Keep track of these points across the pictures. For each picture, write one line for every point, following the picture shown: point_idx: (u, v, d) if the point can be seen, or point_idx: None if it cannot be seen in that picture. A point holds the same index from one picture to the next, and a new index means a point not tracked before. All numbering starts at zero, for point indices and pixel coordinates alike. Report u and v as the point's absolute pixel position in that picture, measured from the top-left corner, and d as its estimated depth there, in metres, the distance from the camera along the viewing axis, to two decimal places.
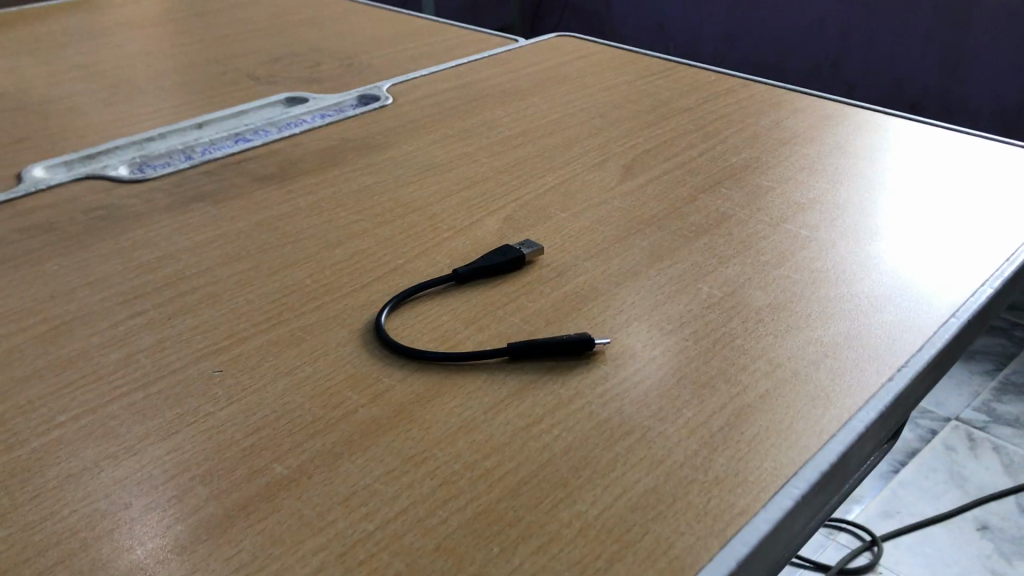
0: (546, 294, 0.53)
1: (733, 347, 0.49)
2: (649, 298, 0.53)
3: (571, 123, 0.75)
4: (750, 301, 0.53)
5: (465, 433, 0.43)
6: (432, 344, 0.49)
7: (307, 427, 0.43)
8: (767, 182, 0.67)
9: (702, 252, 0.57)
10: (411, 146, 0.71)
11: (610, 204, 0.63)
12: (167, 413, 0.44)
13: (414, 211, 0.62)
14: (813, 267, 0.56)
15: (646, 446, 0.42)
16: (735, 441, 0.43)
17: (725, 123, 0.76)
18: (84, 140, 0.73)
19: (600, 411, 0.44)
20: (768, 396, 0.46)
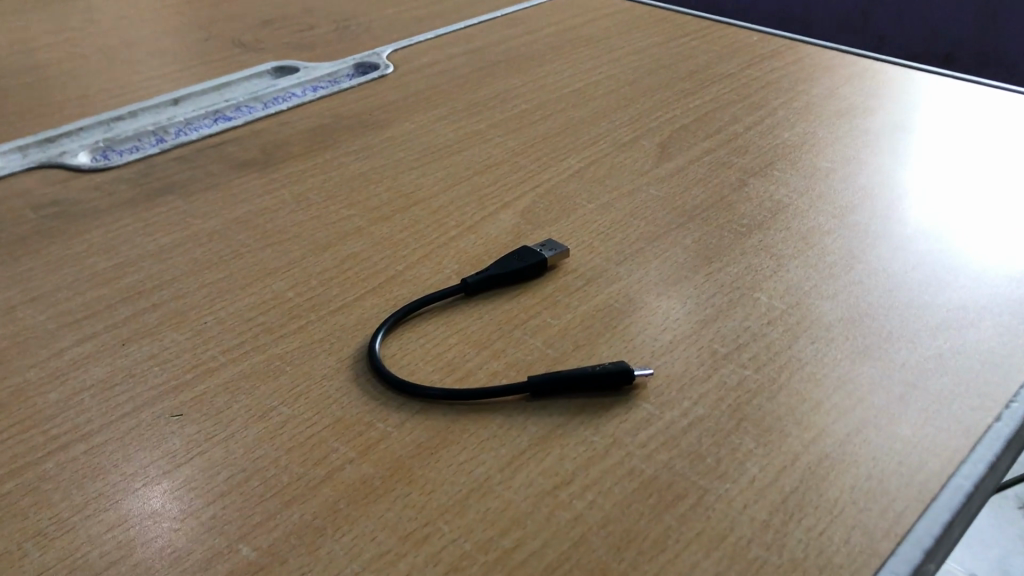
0: (573, 307, 0.45)
1: (802, 376, 0.40)
2: (697, 311, 0.44)
3: (597, 93, 0.66)
4: (818, 315, 0.44)
5: (477, 501, 0.34)
6: (437, 377, 0.40)
7: (282, 491, 0.35)
8: (827, 162, 0.57)
9: (756, 252, 0.49)
10: (414, 123, 0.62)
11: (646, 192, 0.54)
12: (111, 474, 0.36)
13: (416, 203, 0.53)
14: (888, 269, 0.47)
15: (702, 515, 0.34)
16: (813, 509, 0.34)
17: (774, 91, 0.67)
18: (42, 118, 0.64)
19: (644, 467, 0.36)
20: (849, 444, 0.37)
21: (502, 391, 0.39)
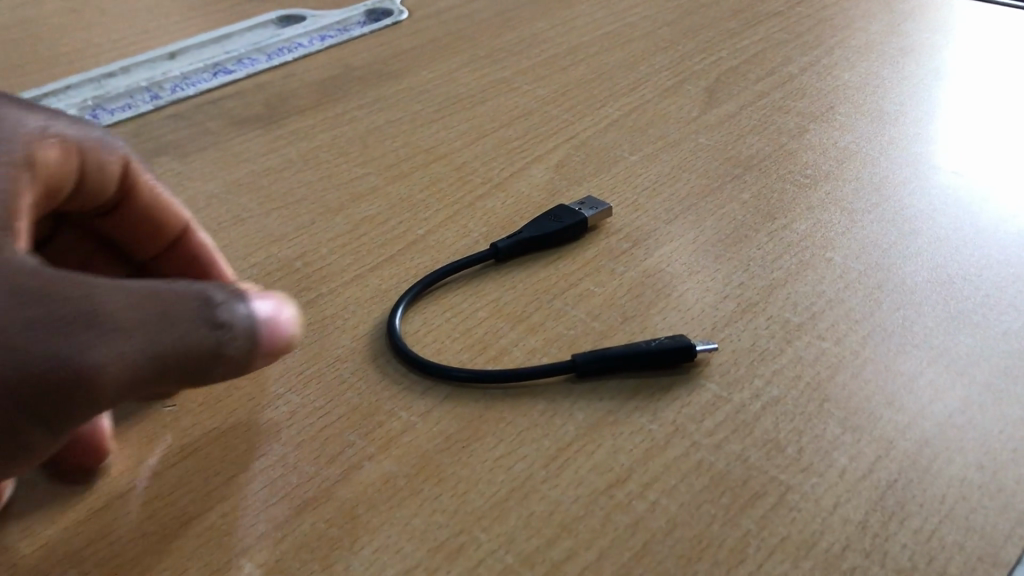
0: (619, 273, 0.39)
1: (888, 348, 0.35)
2: (762, 276, 0.38)
3: (633, 36, 0.60)
4: (902, 275, 0.38)
5: (519, 505, 0.29)
6: (466, 358, 0.35)
7: (289, 495, 0.30)
8: (895, 104, 0.51)
9: (824, 206, 0.43)
10: (433, 72, 0.56)
11: (695, 141, 0.48)
12: (92, 476, 0.31)
13: (437, 159, 0.48)
14: (977, 221, 0.41)
15: (785, 518, 0.29)
16: (918, 507, 0.29)
17: (828, 28, 0.60)
18: (27, 76, 0.59)
19: (713, 460, 0.31)
20: (953, 427, 0.32)
21: (542, 372, 0.33)
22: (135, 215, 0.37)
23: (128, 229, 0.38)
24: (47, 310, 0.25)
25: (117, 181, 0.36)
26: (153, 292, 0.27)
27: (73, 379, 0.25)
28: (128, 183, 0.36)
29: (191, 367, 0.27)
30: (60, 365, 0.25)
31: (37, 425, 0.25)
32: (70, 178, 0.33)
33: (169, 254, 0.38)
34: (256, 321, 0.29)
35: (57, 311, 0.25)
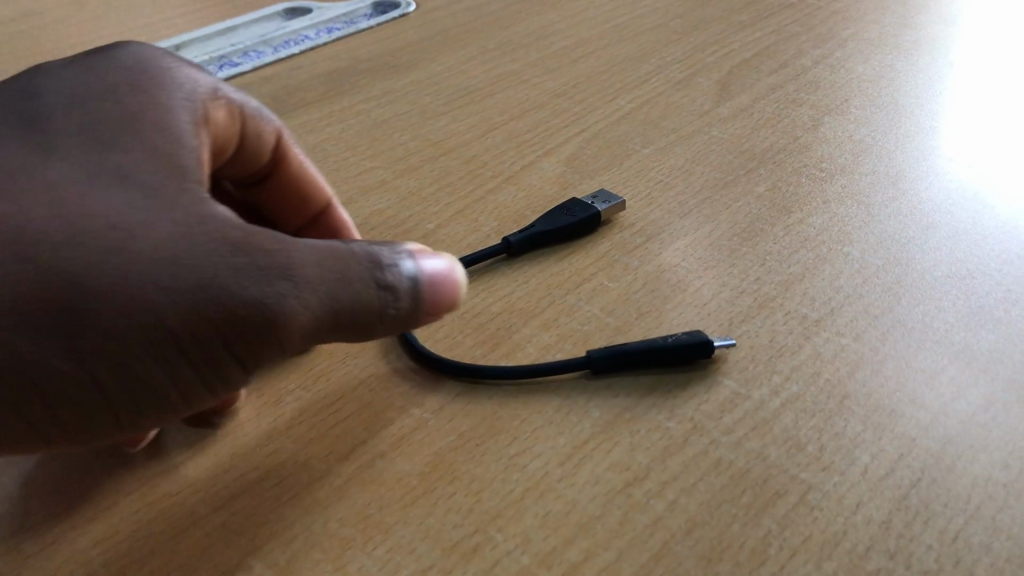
0: (634, 268, 0.39)
1: (909, 344, 0.34)
2: (779, 270, 0.38)
3: (643, 28, 0.59)
4: (921, 270, 0.37)
5: (534, 504, 0.29)
6: (478, 354, 0.35)
7: (300, 494, 0.29)
8: (911, 96, 0.50)
9: (840, 200, 0.42)
10: (442, 64, 0.56)
11: (708, 134, 0.47)
12: (100, 475, 0.30)
13: (447, 152, 0.47)
14: (998, 215, 0.40)
15: (807, 518, 0.28)
16: (943, 507, 0.28)
17: (840, 20, 0.59)
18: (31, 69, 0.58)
19: (733, 459, 0.30)
20: (976, 425, 0.31)
21: (556, 368, 0.33)
22: (281, 186, 0.38)
23: (275, 198, 0.39)
24: (247, 259, 0.25)
25: (270, 153, 0.37)
26: (338, 251, 0.27)
27: (271, 327, 0.25)
28: (280, 153, 0.37)
29: (359, 321, 0.27)
30: (257, 311, 0.25)
31: (226, 365, 0.26)
32: (235, 147, 0.34)
33: (312, 227, 0.40)
34: (423, 282, 0.28)
35: (256, 259, 0.25)
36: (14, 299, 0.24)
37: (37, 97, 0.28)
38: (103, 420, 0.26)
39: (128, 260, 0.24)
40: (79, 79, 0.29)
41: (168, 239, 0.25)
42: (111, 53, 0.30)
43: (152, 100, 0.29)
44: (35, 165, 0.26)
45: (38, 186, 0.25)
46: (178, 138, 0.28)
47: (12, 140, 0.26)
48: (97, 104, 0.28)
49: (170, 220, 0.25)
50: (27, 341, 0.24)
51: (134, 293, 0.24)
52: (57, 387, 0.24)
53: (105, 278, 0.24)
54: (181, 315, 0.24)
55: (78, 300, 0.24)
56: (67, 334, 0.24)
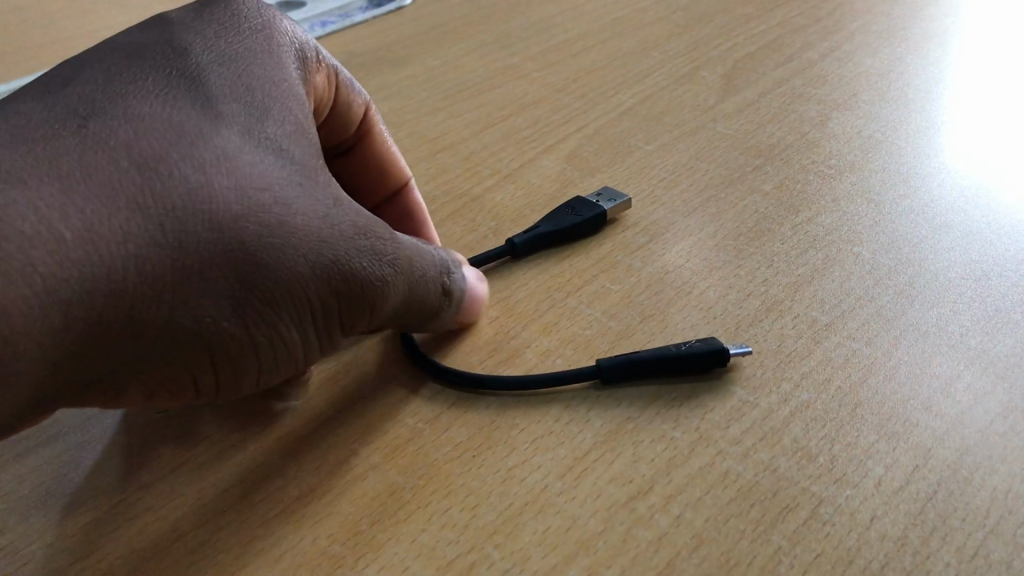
0: (636, 269, 0.37)
1: (923, 349, 0.33)
2: (787, 272, 0.36)
3: (646, 20, 0.57)
4: (935, 271, 0.36)
5: (533, 519, 0.27)
6: (476, 360, 0.34)
7: (289, 509, 0.28)
8: (922, 90, 0.49)
9: (850, 198, 0.41)
10: (438, 58, 0.54)
11: (712, 130, 0.46)
12: (80, 488, 0.29)
13: (443, 150, 0.46)
14: (1015, 213, 0.39)
15: (819, 533, 0.27)
16: (961, 521, 0.27)
17: (848, 12, 0.58)
18: (19, 69, 0.57)
19: (740, 471, 0.29)
20: (995, 435, 0.30)
21: (563, 378, 0.32)
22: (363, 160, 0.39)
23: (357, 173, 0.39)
24: (374, 239, 0.28)
25: (358, 123, 0.37)
26: (418, 248, 0.31)
27: (372, 306, 0.28)
28: (366, 125, 0.38)
29: (416, 306, 0.31)
30: (377, 287, 0.28)
31: (339, 334, 0.28)
32: (328, 109, 0.35)
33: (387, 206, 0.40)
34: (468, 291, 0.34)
35: (380, 240, 0.28)
36: (197, 263, 0.24)
37: (182, 56, 0.28)
38: (246, 380, 0.27)
39: (290, 235, 0.25)
40: (217, 43, 0.29)
41: (319, 218, 0.26)
42: (234, 19, 0.31)
43: (280, 69, 0.30)
44: (204, 128, 0.26)
45: (208, 149, 0.25)
46: (306, 114, 0.29)
47: (173, 97, 0.27)
48: (238, 72, 0.29)
49: (320, 195, 0.27)
50: (207, 304, 0.24)
51: (299, 264, 0.26)
52: (222, 349, 0.25)
53: (273, 252, 0.25)
54: (328, 286, 0.26)
55: (255, 269, 0.25)
56: (244, 299, 0.25)
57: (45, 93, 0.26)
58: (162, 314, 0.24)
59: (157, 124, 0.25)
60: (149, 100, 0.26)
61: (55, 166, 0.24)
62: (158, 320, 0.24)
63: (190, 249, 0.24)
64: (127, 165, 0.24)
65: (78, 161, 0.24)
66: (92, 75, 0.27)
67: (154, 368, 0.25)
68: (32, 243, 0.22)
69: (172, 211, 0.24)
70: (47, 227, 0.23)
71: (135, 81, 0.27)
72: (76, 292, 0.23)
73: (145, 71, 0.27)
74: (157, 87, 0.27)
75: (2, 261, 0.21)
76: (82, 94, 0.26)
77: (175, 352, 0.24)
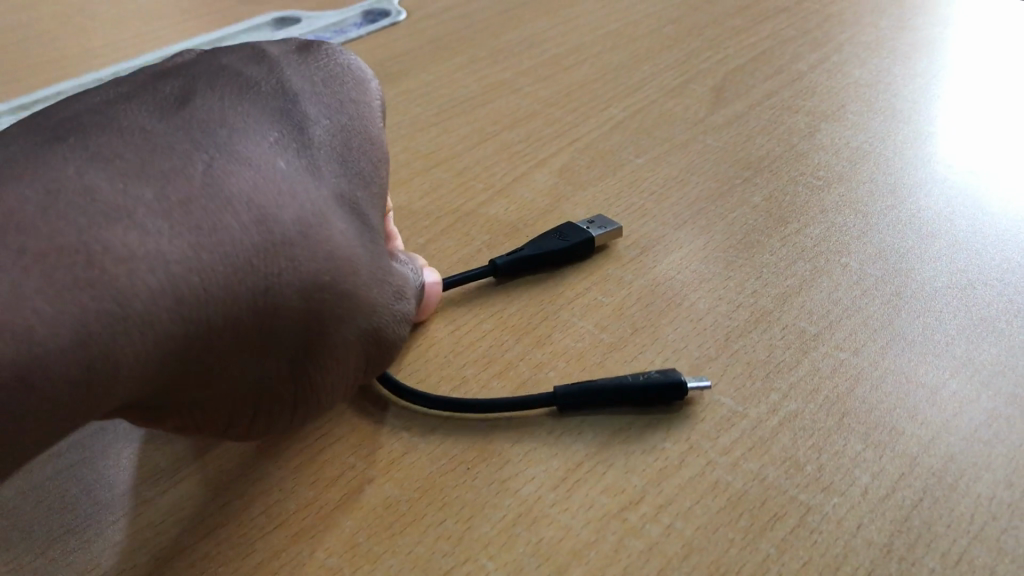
0: (627, 282, 0.38)
1: (909, 358, 0.33)
2: (776, 283, 0.37)
3: (637, 34, 0.58)
4: (921, 280, 0.37)
5: (527, 530, 0.28)
6: (470, 373, 0.34)
7: (287, 523, 0.29)
8: (909, 101, 0.49)
9: (839, 209, 0.41)
10: (432, 74, 0.55)
11: (702, 143, 0.47)
12: (82, 504, 0.30)
13: (437, 165, 0.47)
14: (1000, 224, 0.40)
15: (807, 541, 0.27)
16: (946, 528, 0.27)
17: (836, 23, 0.59)
18: (15, 85, 0.57)
19: (730, 480, 0.29)
20: (979, 442, 0.30)
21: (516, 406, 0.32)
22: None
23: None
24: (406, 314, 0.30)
25: None
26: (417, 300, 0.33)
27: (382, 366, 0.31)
28: None
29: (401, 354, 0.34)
30: (396, 352, 0.31)
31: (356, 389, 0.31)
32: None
33: None
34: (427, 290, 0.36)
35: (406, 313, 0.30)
36: (282, 330, 0.26)
37: (292, 105, 0.29)
38: (276, 429, 0.28)
39: (358, 314, 0.27)
40: (320, 96, 0.30)
41: (378, 297, 0.28)
42: (334, 73, 0.32)
43: (365, 127, 0.31)
44: (310, 191, 0.27)
45: (315, 213, 0.27)
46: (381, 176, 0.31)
47: (283, 150, 0.27)
48: (336, 134, 0.30)
49: (384, 272, 0.29)
50: (274, 366, 0.26)
51: (354, 336, 0.28)
52: (271, 406, 0.27)
53: (341, 327, 0.27)
54: (365, 356, 0.29)
55: (324, 343, 0.27)
56: (307, 366, 0.27)
57: (167, 115, 0.27)
58: (237, 368, 0.25)
59: (273, 181, 0.26)
60: (265, 152, 0.27)
61: (186, 214, 0.24)
62: (232, 375, 0.25)
63: (284, 317, 0.25)
64: (248, 224, 0.25)
65: (205, 211, 0.25)
66: (207, 104, 0.28)
67: (205, 409, 0.26)
68: (158, 302, 0.23)
69: (278, 275, 0.25)
70: (172, 283, 0.23)
71: (252, 122, 0.28)
72: (179, 346, 0.24)
73: (258, 115, 0.28)
74: (273, 139, 0.28)
75: (125, 312, 0.23)
76: (205, 127, 0.27)
77: (233, 401, 0.26)
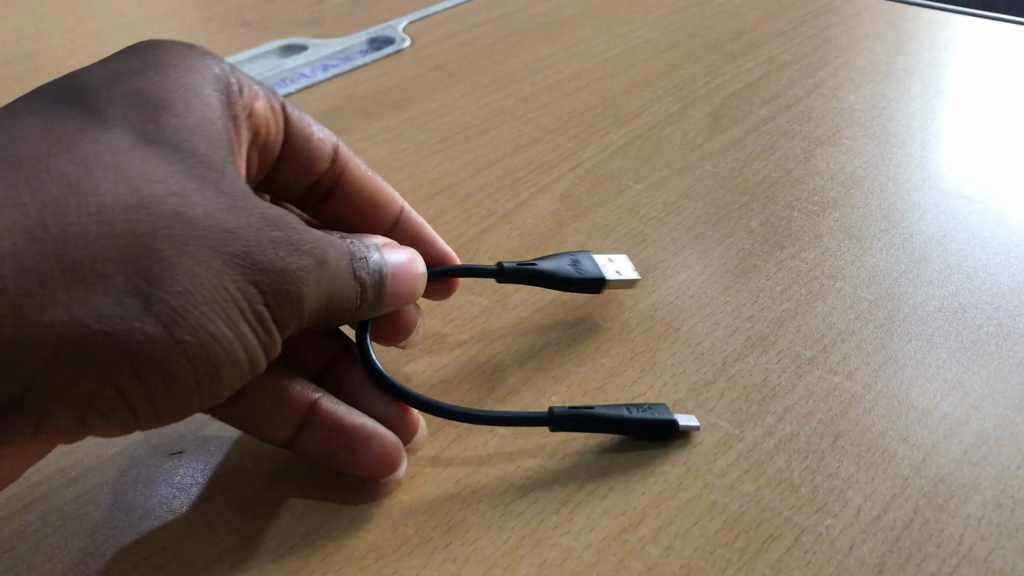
0: (627, 307, 0.39)
1: (902, 381, 0.34)
2: (772, 307, 0.38)
3: (636, 60, 0.59)
4: (914, 303, 0.38)
5: (531, 552, 0.29)
6: (475, 396, 0.35)
7: (299, 545, 0.30)
8: (902, 126, 0.51)
9: (834, 234, 0.42)
10: (437, 101, 0.56)
11: (700, 168, 0.48)
12: (100, 528, 0.31)
13: (441, 192, 0.48)
14: (990, 248, 0.41)
15: (801, 561, 0.28)
16: (936, 548, 0.28)
17: (832, 48, 0.60)
18: None
19: (727, 502, 0.30)
20: (969, 463, 0.31)
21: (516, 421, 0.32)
22: (352, 195, 0.42)
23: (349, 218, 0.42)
24: (284, 233, 0.27)
25: (331, 160, 0.41)
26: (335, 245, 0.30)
27: (287, 301, 0.27)
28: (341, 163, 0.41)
29: (342, 310, 0.31)
30: (293, 281, 0.27)
31: (269, 337, 0.28)
32: (279, 143, 0.39)
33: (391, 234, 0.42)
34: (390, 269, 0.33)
35: (295, 236, 0.28)
36: (96, 261, 0.24)
37: (89, 87, 0.29)
38: (178, 396, 0.26)
39: (191, 229, 0.25)
40: (123, 71, 0.30)
41: (220, 213, 0.26)
42: (150, 52, 0.32)
43: (179, 85, 0.30)
44: (89, 138, 0.27)
45: (100, 158, 0.26)
46: (209, 122, 0.30)
47: (75, 122, 0.27)
48: (143, 96, 0.29)
49: (221, 195, 0.27)
50: (114, 304, 0.24)
51: (209, 258, 0.25)
52: (147, 357, 0.24)
53: (175, 243, 0.25)
54: (240, 280, 0.26)
55: (159, 263, 0.24)
56: (152, 291, 0.24)
57: None
58: (60, 315, 0.24)
59: (47, 143, 0.26)
60: (51, 125, 0.27)
61: None
62: (60, 321, 0.24)
63: (85, 250, 0.24)
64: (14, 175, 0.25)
65: None
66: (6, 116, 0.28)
67: (76, 376, 0.24)
68: None
69: (63, 214, 0.24)
70: None
71: (42, 110, 0.28)
72: None
73: (62, 103, 0.28)
74: (64, 115, 0.28)
75: None
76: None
77: (96, 358, 0.24)
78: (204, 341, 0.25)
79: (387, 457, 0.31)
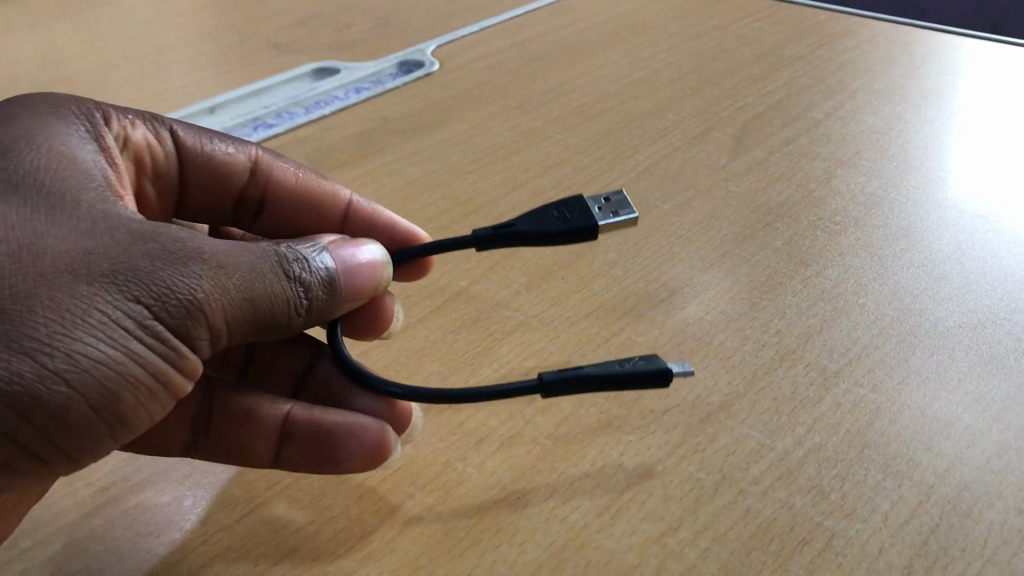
0: (659, 322, 0.41)
1: (924, 394, 0.36)
2: (798, 323, 0.40)
3: (660, 83, 0.61)
4: (934, 319, 0.39)
5: (576, 554, 0.30)
6: (516, 407, 0.37)
7: (355, 547, 0.31)
8: (918, 147, 0.52)
9: (856, 253, 0.44)
10: (467, 123, 0.58)
11: (725, 189, 0.50)
12: (165, 530, 0.32)
13: (475, 211, 0.50)
14: (1005, 266, 0.42)
15: (832, 563, 0.30)
16: (961, 552, 0.30)
17: (850, 71, 0.62)
18: None
19: (761, 507, 0.32)
20: (990, 472, 0.33)
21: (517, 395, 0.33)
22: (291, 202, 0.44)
23: (298, 222, 0.45)
24: (157, 246, 0.28)
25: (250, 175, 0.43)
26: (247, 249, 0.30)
27: (186, 311, 0.28)
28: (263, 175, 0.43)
29: (273, 319, 0.31)
30: (184, 292, 0.28)
31: (173, 352, 0.28)
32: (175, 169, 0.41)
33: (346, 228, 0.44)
34: (336, 269, 0.34)
35: (178, 249, 0.28)
36: None
37: None
38: (81, 431, 0.27)
39: (50, 263, 0.26)
40: None
41: (81, 241, 0.27)
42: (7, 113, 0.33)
43: (29, 138, 0.32)
44: None
45: None
46: (62, 168, 0.31)
47: None
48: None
49: (82, 226, 0.28)
50: None
51: (75, 288, 0.26)
52: (28, 396, 0.25)
53: (36, 278, 0.26)
54: (116, 299, 0.27)
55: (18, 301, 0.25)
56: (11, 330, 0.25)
57: None
58: None
59: None
60: None
61: None
62: None
63: None
64: None
65: None
66: None
67: None
68: None
69: None
70: None
71: None
72: None
73: None
74: None
75: None
76: None
77: None
78: (86, 368, 0.26)
79: (379, 448, 0.33)
